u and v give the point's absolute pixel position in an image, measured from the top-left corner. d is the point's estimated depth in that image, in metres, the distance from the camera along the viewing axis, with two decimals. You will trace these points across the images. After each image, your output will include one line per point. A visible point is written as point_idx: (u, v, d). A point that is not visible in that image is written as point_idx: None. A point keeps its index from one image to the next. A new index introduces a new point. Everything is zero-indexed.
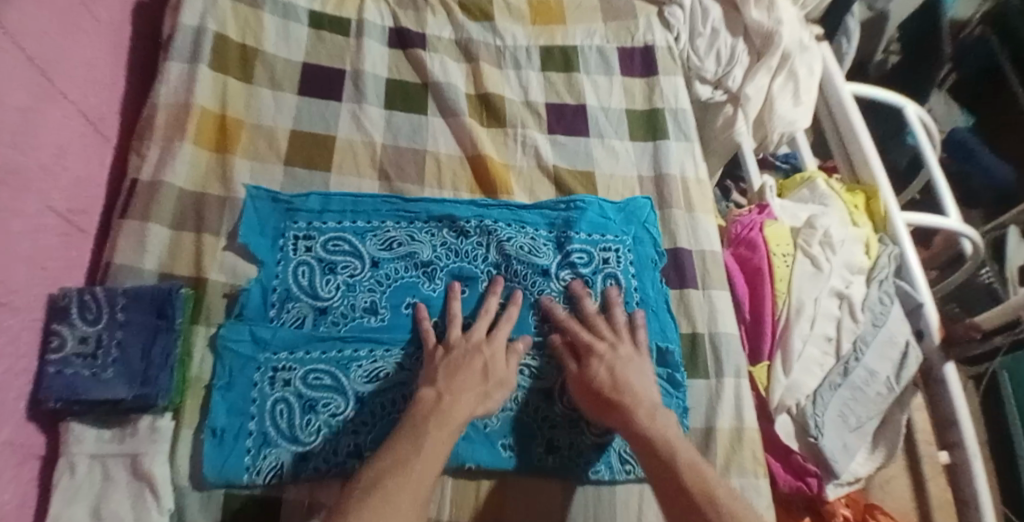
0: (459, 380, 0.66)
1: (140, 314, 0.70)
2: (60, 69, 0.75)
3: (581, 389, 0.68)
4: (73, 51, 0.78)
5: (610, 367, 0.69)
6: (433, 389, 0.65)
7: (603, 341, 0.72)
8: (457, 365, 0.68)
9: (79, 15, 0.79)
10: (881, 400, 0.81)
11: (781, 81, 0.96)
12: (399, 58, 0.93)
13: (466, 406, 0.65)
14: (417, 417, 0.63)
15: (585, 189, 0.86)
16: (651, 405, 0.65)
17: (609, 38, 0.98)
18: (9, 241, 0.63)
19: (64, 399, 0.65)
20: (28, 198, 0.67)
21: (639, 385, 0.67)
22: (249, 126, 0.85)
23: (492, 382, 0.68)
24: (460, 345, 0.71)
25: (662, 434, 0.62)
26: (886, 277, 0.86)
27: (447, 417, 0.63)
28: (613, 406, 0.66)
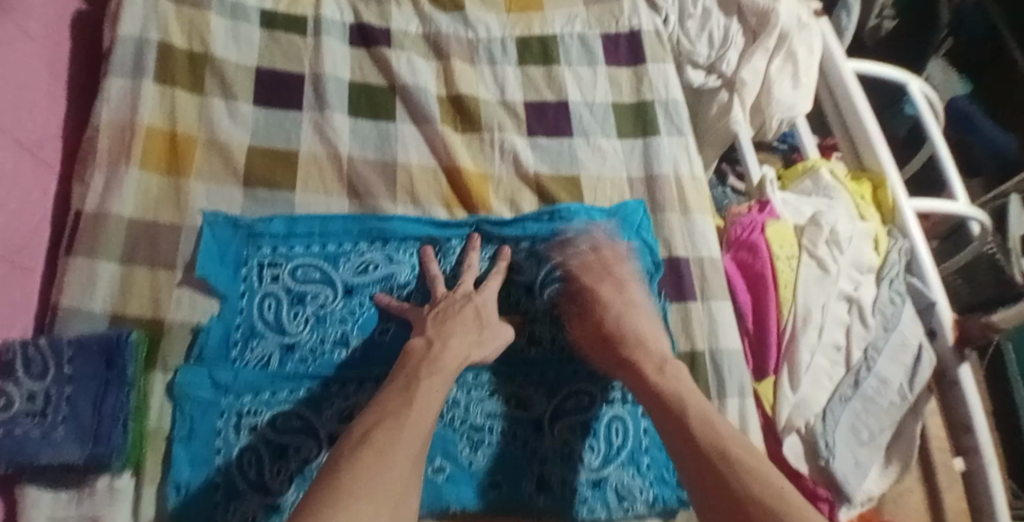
0: (449, 325, 0.65)
1: (88, 365, 0.65)
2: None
3: (590, 335, 0.69)
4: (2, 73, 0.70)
5: (616, 315, 0.68)
6: (423, 337, 0.64)
7: (611, 290, 0.71)
8: (450, 314, 0.67)
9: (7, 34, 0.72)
10: (896, 410, 0.76)
11: (780, 62, 0.88)
12: (362, 58, 0.85)
13: (457, 350, 0.63)
14: (409, 366, 0.61)
15: (570, 196, 0.80)
16: (659, 360, 0.63)
17: (592, 23, 0.89)
18: None
19: (14, 464, 0.61)
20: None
21: (647, 334, 0.67)
22: (202, 142, 0.78)
23: (487, 329, 0.67)
24: (449, 297, 0.70)
25: (678, 386, 0.60)
26: (896, 275, 0.81)
27: (438, 364, 0.61)
28: (621, 361, 0.65)
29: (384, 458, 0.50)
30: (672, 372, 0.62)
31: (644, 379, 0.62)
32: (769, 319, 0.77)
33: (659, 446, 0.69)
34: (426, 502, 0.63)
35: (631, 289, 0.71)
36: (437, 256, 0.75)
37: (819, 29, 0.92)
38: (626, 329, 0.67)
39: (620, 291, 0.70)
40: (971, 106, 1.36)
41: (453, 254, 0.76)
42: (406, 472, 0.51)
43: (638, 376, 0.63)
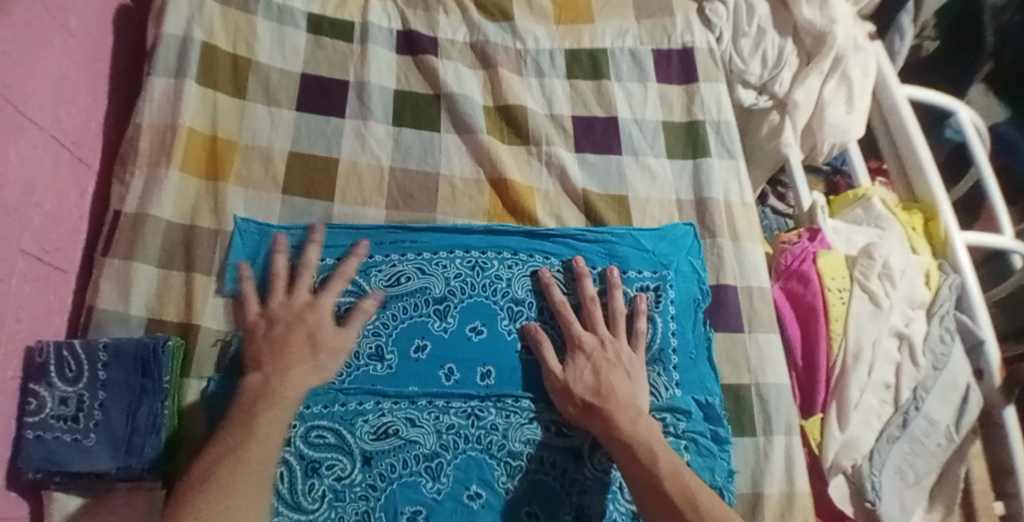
0: (283, 357, 0.63)
1: (123, 373, 0.64)
2: (30, 89, 0.65)
3: (561, 385, 0.65)
4: (42, 68, 0.68)
5: (596, 368, 0.65)
6: (260, 374, 0.62)
7: (596, 337, 0.68)
8: (283, 342, 0.64)
9: (50, 29, 0.70)
10: (942, 452, 0.73)
11: (834, 85, 0.85)
12: (409, 66, 0.83)
13: (296, 381, 0.63)
14: (247, 398, 0.60)
15: (617, 217, 0.77)
16: (634, 412, 0.62)
17: (643, 38, 0.87)
18: None
19: (45, 468, 0.59)
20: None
21: (626, 391, 0.64)
22: (242, 147, 0.76)
23: (323, 353, 0.65)
24: (280, 316, 0.66)
25: (646, 440, 0.59)
26: (947, 312, 0.77)
27: (278, 395, 0.60)
28: (593, 412, 0.62)
29: (232, 501, 0.51)
30: (645, 425, 0.61)
31: (617, 432, 0.60)
32: (818, 354, 0.74)
33: None
34: None
35: (619, 341, 0.68)
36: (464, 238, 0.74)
37: (875, 53, 0.88)
38: (604, 379, 0.64)
39: (603, 341, 0.67)
40: None
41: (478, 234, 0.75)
42: (251, 501, 0.52)
43: (606, 425, 0.61)
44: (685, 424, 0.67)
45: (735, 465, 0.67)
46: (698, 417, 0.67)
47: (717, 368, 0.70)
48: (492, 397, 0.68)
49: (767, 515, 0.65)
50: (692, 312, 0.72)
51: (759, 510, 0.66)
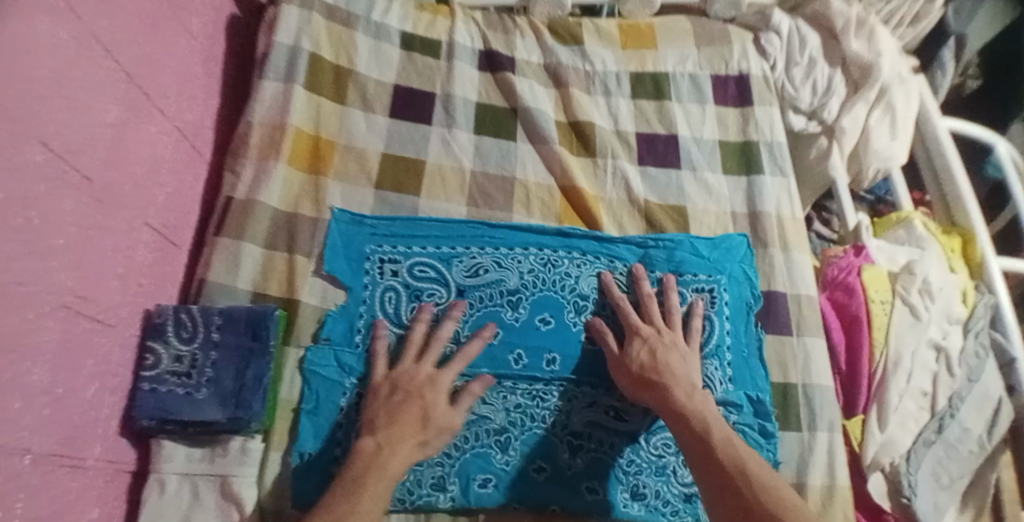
0: (395, 427, 0.65)
1: (234, 335, 0.71)
2: (156, 83, 0.75)
3: (620, 363, 0.71)
4: (167, 66, 0.78)
5: (652, 350, 0.70)
6: (373, 440, 0.64)
7: (653, 327, 0.73)
8: (398, 412, 0.66)
9: (173, 29, 0.79)
10: (974, 458, 0.78)
11: (879, 114, 0.92)
12: (489, 82, 0.92)
13: (403, 457, 0.63)
14: (356, 468, 0.62)
15: (676, 224, 0.84)
16: (688, 388, 0.67)
17: (702, 64, 0.95)
18: (104, 262, 0.65)
19: (157, 417, 0.66)
20: (120, 215, 0.68)
21: (679, 371, 0.69)
22: (341, 147, 0.85)
23: (432, 430, 0.66)
24: (402, 383, 0.69)
25: (699, 410, 0.64)
26: (981, 328, 0.83)
27: (384, 471, 0.62)
28: (650, 385, 0.67)
29: None
30: (699, 399, 0.66)
31: (673, 404, 0.65)
32: (861, 360, 0.79)
33: None
34: (530, 500, 0.69)
35: (673, 332, 0.73)
36: (538, 233, 0.82)
37: (918, 85, 0.95)
38: (658, 357, 0.69)
39: (658, 327, 0.73)
40: None
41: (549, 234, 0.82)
42: None
43: (665, 399, 0.66)
44: (735, 417, 0.72)
45: (782, 457, 0.72)
46: (748, 411, 0.73)
47: (767, 367, 0.76)
48: (556, 381, 0.74)
49: (811, 504, 0.70)
50: (744, 314, 0.78)
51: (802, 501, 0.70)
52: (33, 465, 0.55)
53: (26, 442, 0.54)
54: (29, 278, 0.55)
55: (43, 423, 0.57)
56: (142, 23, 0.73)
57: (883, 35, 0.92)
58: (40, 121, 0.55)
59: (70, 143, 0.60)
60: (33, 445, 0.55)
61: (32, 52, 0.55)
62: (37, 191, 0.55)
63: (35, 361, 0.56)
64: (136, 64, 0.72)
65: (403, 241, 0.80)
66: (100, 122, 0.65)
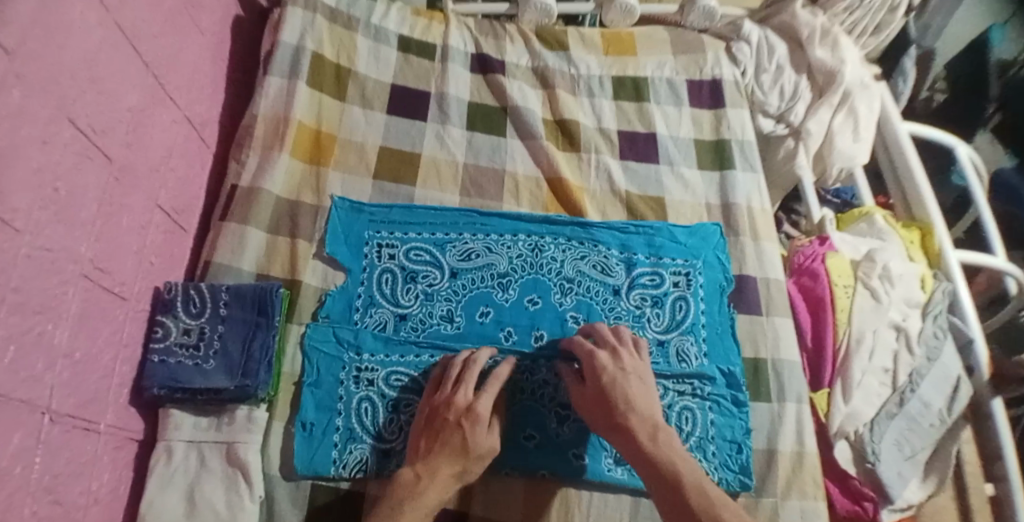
0: (434, 458, 0.66)
1: (241, 311, 0.76)
2: (169, 74, 0.80)
3: (587, 400, 0.70)
4: (180, 60, 0.83)
5: (613, 381, 0.69)
6: (412, 470, 0.65)
7: (612, 356, 0.71)
8: (438, 439, 0.67)
9: (186, 27, 0.85)
10: (936, 430, 0.84)
11: (842, 117, 0.99)
12: (481, 83, 0.98)
13: (441, 487, 0.64)
14: (393, 497, 0.63)
15: (655, 214, 0.91)
16: (652, 425, 0.66)
17: (679, 70, 1.02)
18: (120, 236, 0.69)
19: (167, 386, 0.69)
20: (136, 195, 0.72)
21: (648, 407, 0.67)
22: (341, 140, 0.90)
23: (473, 457, 0.66)
24: (443, 411, 0.70)
25: (669, 455, 0.62)
26: (940, 312, 0.90)
27: (418, 501, 0.62)
28: (616, 426, 0.66)
29: None
30: (664, 440, 0.65)
31: (639, 448, 0.64)
32: (826, 340, 0.86)
33: (724, 437, 0.76)
34: (520, 464, 0.73)
35: (634, 359, 0.72)
36: (526, 219, 0.87)
37: (878, 92, 1.03)
38: (619, 391, 0.68)
39: (617, 355, 0.72)
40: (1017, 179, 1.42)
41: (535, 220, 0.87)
42: None
43: (630, 441, 0.65)
44: (709, 388, 0.78)
45: (753, 425, 0.78)
46: (721, 383, 0.78)
47: (739, 343, 0.82)
48: (543, 357, 0.78)
49: (781, 467, 0.75)
50: (718, 296, 0.84)
51: (774, 466, 0.75)
52: (51, 423, 0.56)
53: (48, 401, 0.56)
54: (55, 246, 0.58)
55: (64, 384, 0.59)
56: (161, 19, 0.78)
57: (845, 44, 1.01)
58: (70, 101, 0.60)
59: (94, 123, 0.64)
60: (52, 403, 0.57)
61: (64, 37, 0.59)
62: (65, 165, 0.59)
63: (58, 324, 0.58)
64: (155, 56, 0.77)
65: (399, 227, 0.85)
66: (121, 106, 0.69)
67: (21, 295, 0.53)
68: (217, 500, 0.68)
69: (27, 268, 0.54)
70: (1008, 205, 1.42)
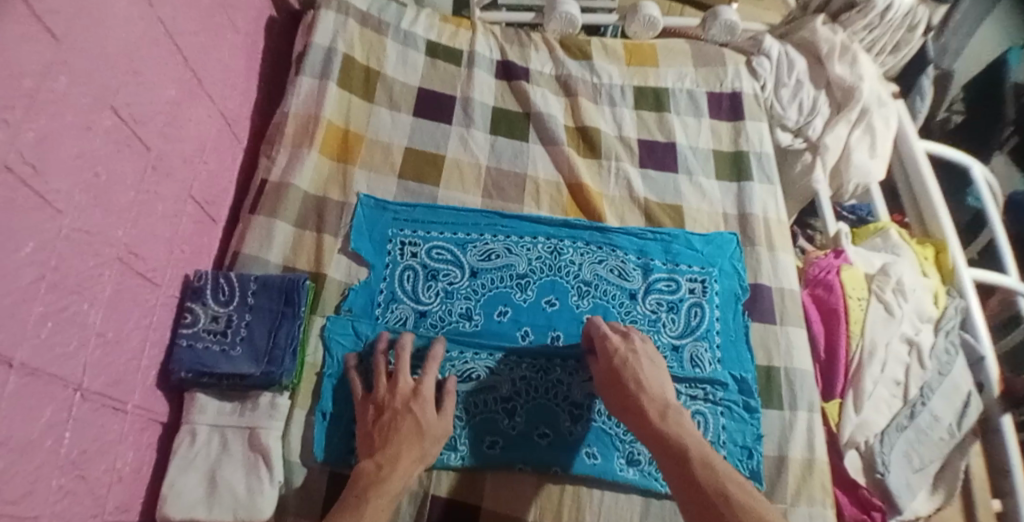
0: (392, 444, 0.66)
1: (268, 300, 0.78)
2: (205, 71, 0.83)
3: (606, 380, 0.72)
4: (216, 58, 0.86)
5: (626, 362, 0.71)
6: (373, 460, 0.65)
7: (624, 340, 0.74)
8: (391, 428, 0.68)
9: (222, 26, 0.88)
10: (944, 444, 0.86)
11: (860, 133, 1.01)
12: (505, 88, 1.01)
13: (404, 473, 0.65)
14: (359, 485, 0.63)
15: (673, 222, 0.92)
16: (662, 404, 0.67)
17: (699, 82, 1.04)
18: (153, 224, 0.71)
19: (194, 370, 0.71)
20: (170, 185, 0.75)
21: (659, 388, 0.70)
22: (368, 140, 0.93)
23: (428, 439, 0.68)
24: (389, 401, 0.70)
25: (676, 432, 0.64)
26: (952, 327, 0.92)
27: (385, 486, 0.63)
28: (629, 405, 0.68)
29: None
30: (673, 418, 0.66)
31: (650, 426, 0.65)
32: (839, 351, 0.87)
33: (736, 442, 0.77)
34: (534, 460, 0.74)
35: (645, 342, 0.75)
36: (546, 221, 0.89)
37: (896, 109, 1.05)
38: (630, 372, 0.70)
39: (629, 337, 0.74)
40: None
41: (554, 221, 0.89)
42: None
43: (641, 419, 0.67)
44: (721, 393, 0.79)
45: (764, 431, 0.79)
46: (733, 389, 0.80)
47: (752, 351, 0.83)
48: (561, 358, 0.80)
49: (791, 475, 0.76)
50: (733, 303, 0.85)
51: (784, 471, 0.76)
52: (82, 400, 0.59)
53: (79, 378, 0.58)
54: (94, 229, 0.61)
55: (95, 362, 0.61)
56: (199, 18, 0.81)
57: (864, 61, 1.02)
58: (112, 91, 0.63)
59: (135, 114, 0.67)
60: (84, 380, 0.59)
61: (109, 30, 0.62)
62: (106, 151, 0.62)
63: (92, 304, 0.60)
64: (192, 52, 0.80)
65: (422, 226, 0.87)
66: (160, 99, 0.72)
67: (59, 273, 0.56)
68: (237, 482, 0.70)
69: (66, 248, 0.57)
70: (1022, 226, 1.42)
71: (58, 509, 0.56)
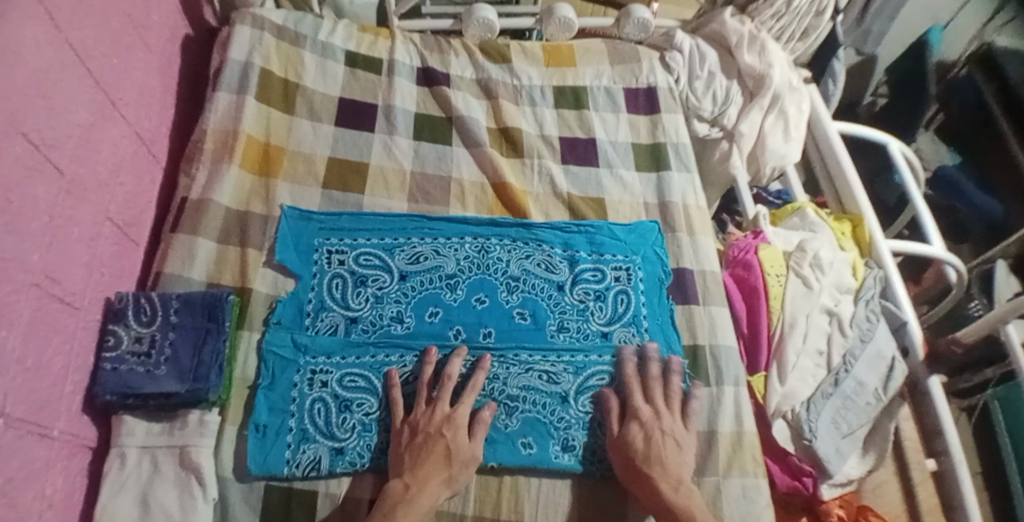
0: (422, 468, 0.69)
1: (192, 318, 0.77)
2: (119, 92, 0.82)
3: (619, 450, 0.74)
4: (129, 78, 0.85)
5: (648, 436, 0.74)
6: (401, 480, 0.68)
7: (653, 409, 0.77)
8: (423, 451, 0.70)
9: (135, 45, 0.86)
10: (871, 409, 0.89)
11: (773, 118, 1.06)
12: (426, 95, 1.02)
13: (431, 494, 0.68)
14: (385, 507, 0.66)
15: (596, 213, 0.95)
16: (676, 480, 0.70)
17: (616, 79, 1.08)
18: (69, 247, 0.69)
19: (119, 392, 0.70)
20: (86, 208, 0.73)
21: (677, 455, 0.73)
22: (290, 152, 0.93)
23: (456, 464, 0.70)
24: (424, 424, 0.73)
25: (686, 504, 0.68)
26: (871, 297, 0.96)
27: (412, 506, 0.66)
28: (643, 478, 0.71)
29: None
30: (686, 492, 0.70)
31: (663, 501, 0.69)
32: (762, 325, 0.91)
33: None
34: None
35: (671, 415, 0.77)
36: (471, 221, 0.91)
37: (807, 93, 1.10)
38: (653, 451, 0.72)
39: (657, 412, 0.76)
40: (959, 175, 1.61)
41: (481, 220, 0.91)
42: None
43: (654, 495, 0.70)
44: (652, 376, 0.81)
45: (694, 409, 0.81)
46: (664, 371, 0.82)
47: (678, 332, 0.86)
48: (495, 353, 0.81)
49: (722, 448, 0.79)
50: (658, 289, 0.88)
51: (714, 446, 0.79)
52: (4, 427, 0.56)
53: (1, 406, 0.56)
54: (7, 254, 0.59)
55: (16, 390, 0.59)
56: (110, 39, 0.80)
57: (772, 50, 1.07)
58: (22, 114, 0.62)
59: (46, 137, 0.66)
60: (6, 408, 0.57)
61: (17, 53, 0.61)
62: (16, 176, 0.60)
63: (10, 330, 0.58)
64: (104, 74, 0.78)
65: (349, 234, 0.87)
66: (72, 121, 0.71)
67: None
68: (171, 503, 0.69)
69: None
70: (951, 200, 1.61)
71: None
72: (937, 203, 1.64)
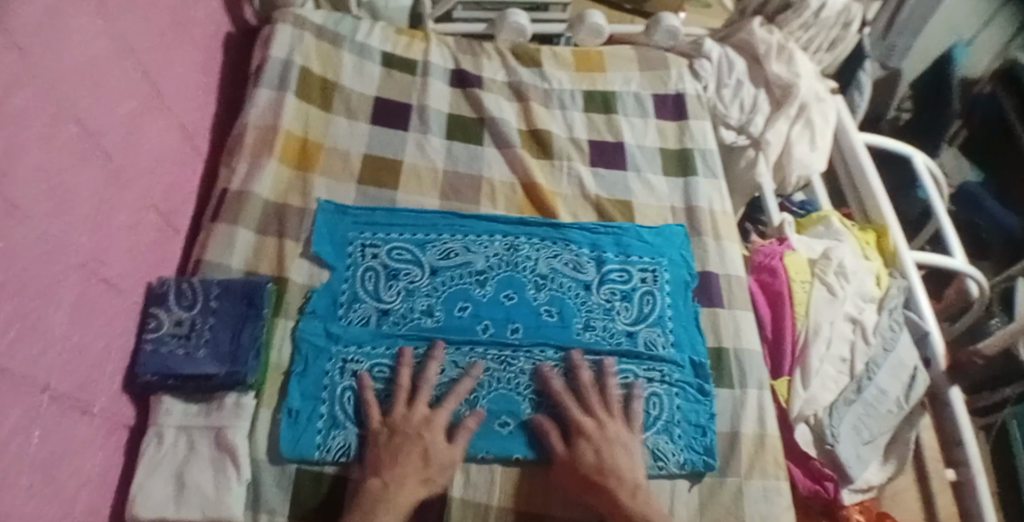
0: (396, 466, 0.70)
1: (231, 303, 0.79)
2: (164, 86, 0.85)
3: (563, 463, 0.73)
4: (174, 73, 0.88)
5: (597, 448, 0.73)
6: (379, 478, 0.69)
7: (594, 420, 0.75)
8: (397, 452, 0.71)
9: (180, 42, 0.90)
10: (893, 417, 0.89)
11: (800, 128, 1.07)
12: (459, 96, 1.04)
13: (410, 492, 0.68)
14: (364, 505, 0.67)
15: (622, 215, 0.97)
16: (632, 487, 0.71)
17: (644, 85, 1.10)
18: (114, 232, 0.72)
19: (159, 373, 0.73)
20: (131, 195, 0.76)
21: (627, 466, 0.72)
22: (326, 148, 0.96)
23: (434, 467, 0.70)
24: (403, 425, 0.73)
25: (641, 511, 0.69)
26: (895, 306, 0.97)
27: (391, 505, 0.67)
28: (595, 487, 0.71)
29: None
30: (643, 497, 0.70)
31: (617, 508, 0.69)
32: (785, 330, 0.93)
33: (690, 421, 0.80)
34: (495, 449, 0.75)
35: (616, 423, 0.76)
36: (501, 219, 0.93)
37: (833, 104, 1.11)
38: (606, 462, 0.72)
39: (600, 423, 0.75)
40: (981, 191, 1.62)
41: (512, 219, 0.93)
42: None
43: (610, 502, 0.70)
44: (677, 375, 0.82)
45: (717, 409, 0.82)
46: (689, 371, 0.83)
47: (703, 334, 0.87)
48: (523, 348, 0.82)
49: (744, 450, 0.80)
50: (683, 291, 0.90)
51: (736, 448, 0.80)
52: (49, 401, 0.59)
53: (46, 381, 0.59)
54: (57, 236, 0.61)
55: (61, 366, 0.61)
56: (156, 35, 0.83)
57: (800, 60, 1.09)
58: (74, 104, 0.64)
59: (96, 126, 0.68)
60: (52, 382, 0.60)
61: (73, 45, 0.64)
62: (67, 162, 0.63)
63: (57, 308, 0.61)
64: (150, 67, 0.81)
65: (382, 229, 0.90)
66: (120, 111, 0.74)
67: (27, 276, 0.56)
68: (205, 482, 0.71)
69: (34, 254, 0.57)
70: (973, 215, 1.63)
71: (32, 506, 0.56)
72: (960, 217, 1.65)
